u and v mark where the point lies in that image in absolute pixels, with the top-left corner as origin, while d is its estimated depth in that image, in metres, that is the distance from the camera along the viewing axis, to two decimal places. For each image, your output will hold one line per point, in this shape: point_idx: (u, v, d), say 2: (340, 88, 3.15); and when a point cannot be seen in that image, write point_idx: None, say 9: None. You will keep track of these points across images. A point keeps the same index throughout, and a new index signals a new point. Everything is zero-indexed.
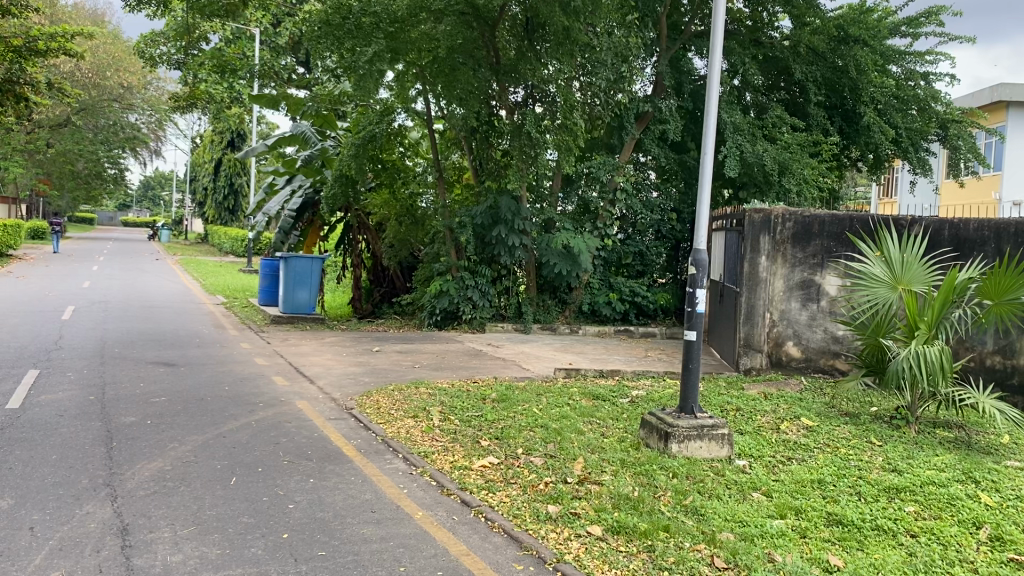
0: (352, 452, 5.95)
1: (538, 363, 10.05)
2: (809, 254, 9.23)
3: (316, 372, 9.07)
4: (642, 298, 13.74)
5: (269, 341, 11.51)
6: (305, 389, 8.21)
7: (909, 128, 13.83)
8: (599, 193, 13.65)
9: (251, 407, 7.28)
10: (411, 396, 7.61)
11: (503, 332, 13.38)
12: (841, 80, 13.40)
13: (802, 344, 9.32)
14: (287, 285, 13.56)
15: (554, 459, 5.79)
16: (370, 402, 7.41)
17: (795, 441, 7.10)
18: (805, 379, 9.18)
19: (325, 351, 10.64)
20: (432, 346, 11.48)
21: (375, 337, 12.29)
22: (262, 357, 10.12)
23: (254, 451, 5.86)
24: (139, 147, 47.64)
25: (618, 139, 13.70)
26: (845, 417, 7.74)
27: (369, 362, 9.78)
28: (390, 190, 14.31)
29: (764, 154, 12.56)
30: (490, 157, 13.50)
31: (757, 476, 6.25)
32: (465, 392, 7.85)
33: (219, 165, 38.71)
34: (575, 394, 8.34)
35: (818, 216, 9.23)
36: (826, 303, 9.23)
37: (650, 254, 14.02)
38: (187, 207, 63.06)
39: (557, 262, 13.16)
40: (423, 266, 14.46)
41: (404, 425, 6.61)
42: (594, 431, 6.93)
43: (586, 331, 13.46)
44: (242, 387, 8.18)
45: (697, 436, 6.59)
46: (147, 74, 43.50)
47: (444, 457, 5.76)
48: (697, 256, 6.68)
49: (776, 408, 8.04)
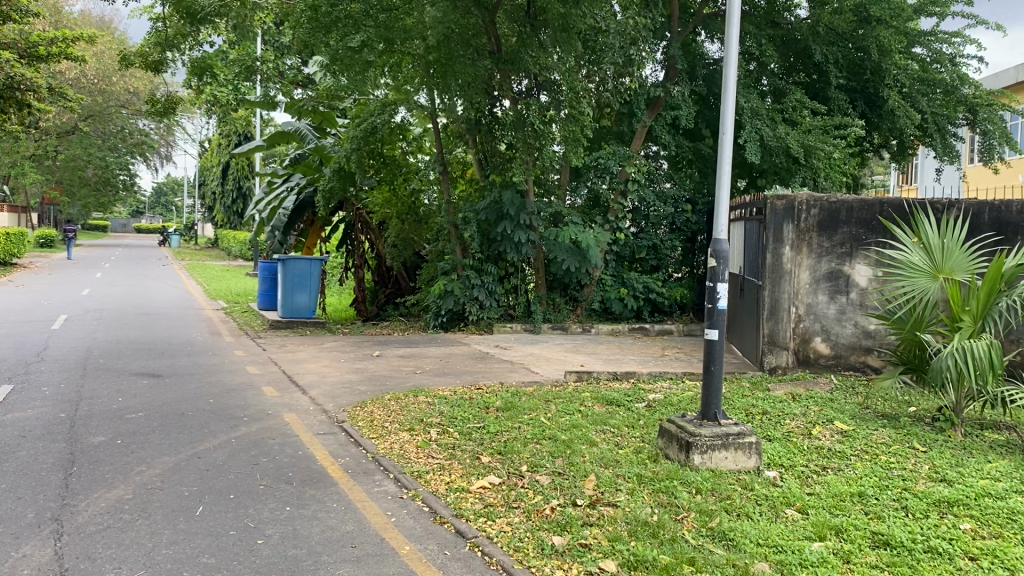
0: (338, 473, 5.35)
1: (548, 366, 9.42)
2: (837, 243, 8.58)
3: (310, 380, 8.48)
4: (656, 294, 13.05)
5: (266, 348, 10.94)
6: (296, 400, 7.62)
7: (935, 113, 13.06)
8: (609, 183, 13.04)
9: (234, 422, 6.71)
10: (408, 406, 7.00)
11: (513, 332, 12.75)
12: (864, 62, 12.61)
13: (831, 340, 8.69)
14: (286, 289, 12.99)
15: (563, 477, 5.17)
16: (364, 414, 6.81)
17: (829, 448, 6.47)
18: (835, 378, 8.54)
19: (323, 358, 10.05)
20: (436, 349, 10.87)
21: (377, 341, 11.71)
22: (255, 365, 9.55)
23: (229, 474, 5.27)
24: (148, 152, 47.30)
25: (627, 127, 13.06)
26: (882, 419, 7.09)
27: (368, 369, 9.19)
28: (391, 187, 13.77)
29: (786, 136, 11.98)
30: (494, 152, 12.87)
31: (789, 490, 5.64)
32: (467, 401, 7.23)
33: (227, 168, 38.19)
34: (586, 399, 7.72)
35: (845, 202, 8.59)
36: (856, 295, 8.61)
37: (665, 247, 13.27)
38: (199, 212, 62.71)
39: (566, 258, 12.56)
40: (429, 265, 13.90)
41: (398, 440, 6.01)
42: (608, 442, 6.30)
43: (598, 330, 12.79)
44: (228, 399, 7.60)
45: (721, 445, 5.98)
46: (155, 79, 43.17)
47: (439, 478, 5.14)
48: (717, 246, 6.10)
49: (807, 412, 7.39)
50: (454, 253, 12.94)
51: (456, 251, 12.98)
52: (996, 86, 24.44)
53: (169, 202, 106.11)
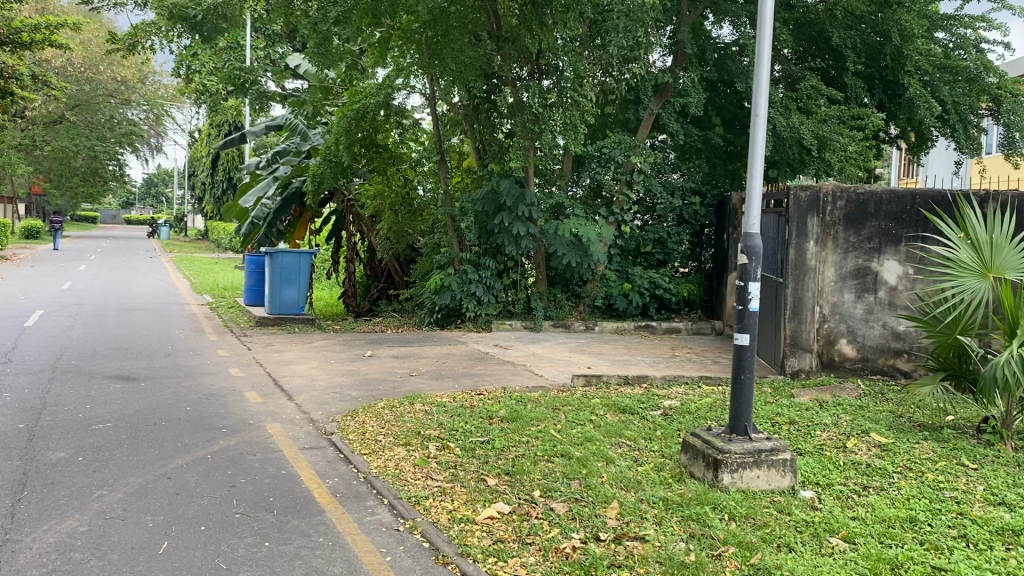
0: (325, 498, 4.72)
1: (553, 368, 8.81)
2: (864, 237, 7.99)
3: (297, 385, 7.84)
4: (663, 290, 12.35)
5: (251, 347, 10.28)
6: (280, 408, 6.98)
7: (957, 102, 12.52)
8: (614, 174, 12.36)
9: (211, 434, 6.06)
10: (403, 416, 6.38)
11: (512, 330, 12.13)
12: (883, 48, 12.03)
13: (857, 342, 8.10)
14: (273, 284, 12.34)
15: (580, 504, 4.56)
16: (355, 425, 6.18)
17: (869, 465, 5.86)
18: (862, 383, 7.95)
19: (311, 358, 9.42)
20: (433, 348, 10.23)
21: (369, 339, 11.08)
22: (238, 367, 8.91)
23: (201, 500, 4.64)
24: (137, 142, 46.44)
25: (634, 113, 12.27)
26: (921, 430, 6.49)
27: (359, 372, 8.56)
28: (384, 177, 13.03)
29: (799, 127, 11.38)
30: (493, 140, 12.26)
31: (830, 515, 5.05)
32: (469, 409, 6.61)
33: (217, 159, 37.40)
34: (597, 407, 7.10)
35: (874, 193, 7.98)
36: (885, 294, 8.03)
37: (671, 241, 12.60)
38: (187, 203, 61.58)
39: (566, 253, 11.88)
40: (423, 259, 13.26)
41: (393, 457, 5.39)
42: (626, 458, 5.72)
43: (602, 328, 12.16)
44: (207, 407, 6.96)
45: (753, 463, 5.39)
46: (143, 68, 42.31)
47: (441, 505, 4.52)
48: (748, 241, 5.52)
49: (838, 421, 6.80)
50: (451, 246, 12.41)
51: (452, 244, 12.40)
52: (1016, 72, 23.99)
53: (158, 193, 104.77)
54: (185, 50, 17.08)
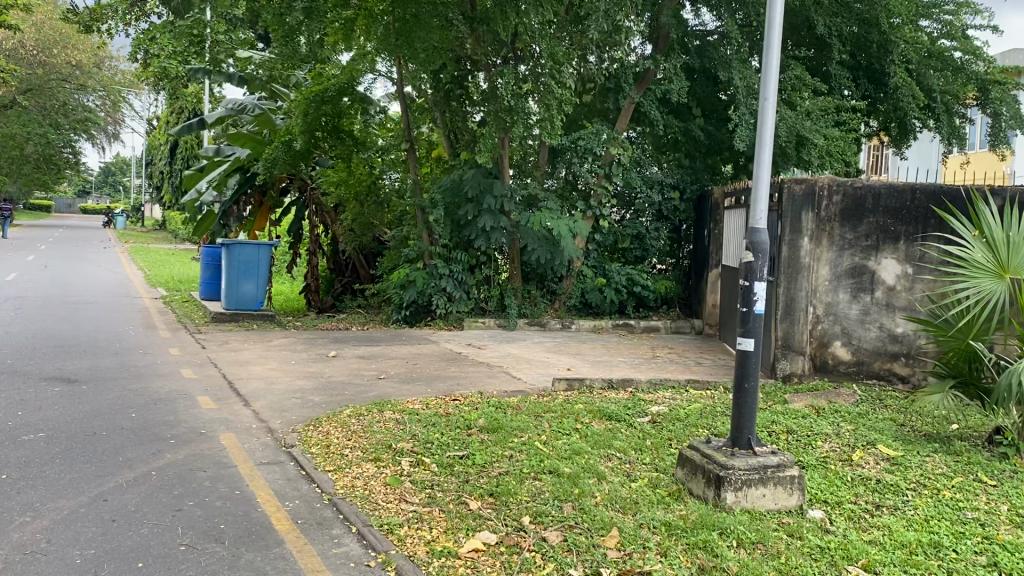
0: (285, 524, 4.16)
1: (531, 370, 8.27)
2: (861, 234, 7.56)
3: (255, 389, 7.20)
4: (641, 288, 11.84)
5: (205, 346, 9.60)
6: (236, 415, 6.36)
7: (944, 91, 12.36)
8: (590, 166, 11.76)
9: (157, 446, 5.42)
10: (372, 426, 5.80)
11: (485, 328, 11.54)
12: (868, 36, 11.61)
13: (852, 345, 7.67)
14: (230, 277, 11.64)
15: (576, 533, 4.04)
16: (319, 437, 5.59)
17: (880, 481, 5.41)
18: (858, 388, 7.53)
19: (271, 359, 8.77)
20: (401, 348, 9.62)
21: (333, 337, 10.46)
22: (191, 367, 8.23)
23: (141, 528, 4.03)
24: (93, 129, 44.96)
25: (613, 104, 11.81)
26: (929, 441, 6.06)
27: (322, 374, 7.94)
28: (347, 166, 12.36)
29: (779, 122, 10.93)
30: (464, 129, 11.74)
31: (846, 539, 4.57)
32: (444, 418, 6.05)
33: (176, 147, 36.16)
34: (581, 414, 6.59)
35: (873, 187, 7.52)
36: (882, 294, 7.58)
37: (650, 237, 12.06)
38: (145, 194, 59.98)
39: (538, 248, 11.35)
40: (391, 252, 12.62)
41: (362, 475, 4.83)
42: (618, 473, 5.21)
43: (579, 326, 11.63)
44: (154, 414, 6.31)
45: (758, 481, 4.90)
46: (99, 53, 40.90)
47: (418, 535, 3.98)
48: (754, 236, 5.04)
49: (840, 431, 6.35)
50: (420, 239, 11.86)
51: (422, 237, 11.83)
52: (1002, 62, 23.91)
53: (116, 182, 102.20)
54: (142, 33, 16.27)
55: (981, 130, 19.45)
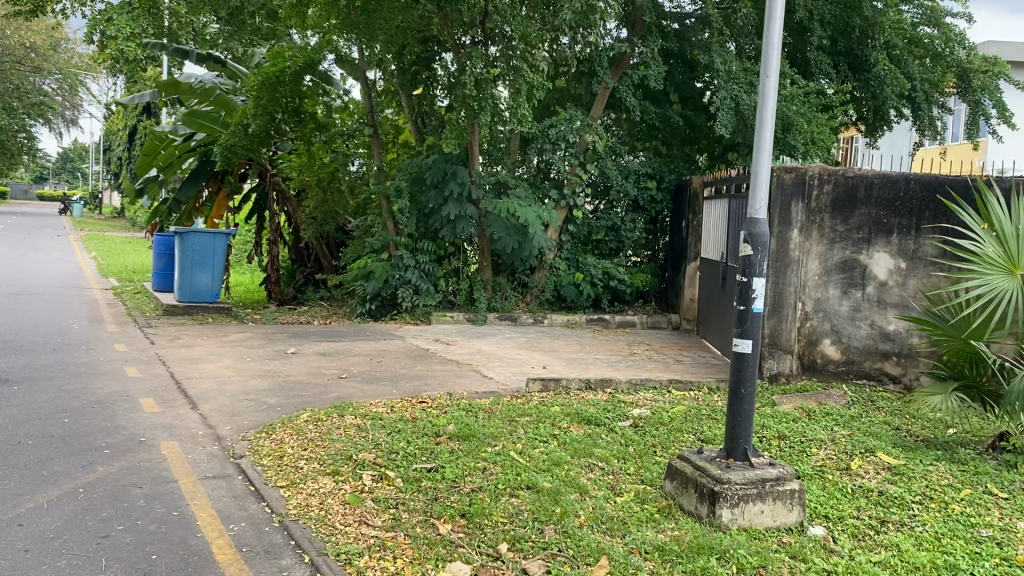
0: (226, 552, 3.64)
1: (502, 369, 7.79)
2: (852, 227, 7.17)
3: (204, 391, 6.62)
4: (617, 282, 11.38)
5: (154, 341, 8.98)
6: (181, 420, 5.79)
7: (924, 81, 11.95)
8: (564, 154, 11.21)
9: (88, 458, 4.86)
10: (331, 434, 5.26)
11: (453, 322, 11.01)
12: (851, 21, 11.17)
13: (842, 343, 7.28)
14: (183, 267, 11.00)
15: (559, 563, 3.57)
16: (271, 448, 5.04)
17: (883, 493, 5.00)
18: (848, 388, 7.15)
19: (225, 356, 8.17)
20: (365, 344, 9.06)
21: (292, 332, 9.87)
22: (137, 366, 7.62)
23: (57, 560, 3.49)
24: (49, 114, 43.55)
25: (586, 88, 11.28)
26: (931, 447, 5.68)
27: (278, 373, 7.37)
28: (308, 152, 11.75)
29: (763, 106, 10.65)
30: (431, 113, 11.20)
31: (852, 561, 4.15)
32: (410, 424, 5.54)
33: (135, 133, 35.01)
34: (558, 419, 6.12)
35: (865, 177, 7.13)
36: (873, 290, 7.22)
37: (625, 228, 11.61)
38: (104, 181, 58.41)
39: (506, 237, 10.80)
40: (354, 243, 12.01)
41: (318, 492, 4.31)
42: (602, 487, 4.74)
43: (552, 321, 11.15)
44: (89, 419, 5.72)
45: (756, 496, 4.45)
46: (56, 35, 39.56)
47: (380, 567, 3.48)
48: (753, 228, 4.59)
49: (835, 436, 5.94)
50: (385, 229, 11.31)
51: (387, 227, 11.27)
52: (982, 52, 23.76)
53: (75, 169, 99.74)
54: (97, 14, 15.49)
55: (960, 121, 19.25)
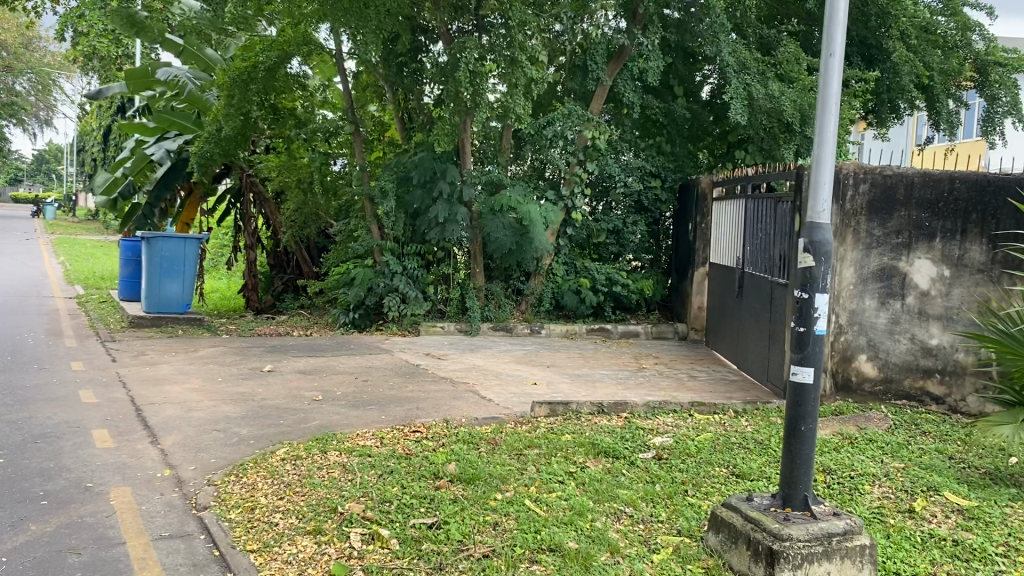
0: None
1: (502, 389, 7.03)
2: (890, 231, 6.45)
3: (169, 420, 5.80)
4: (620, 287, 10.67)
5: (116, 358, 8.13)
6: (138, 458, 4.99)
7: (941, 72, 11.24)
8: (562, 152, 10.40)
9: (21, 513, 4.05)
10: (311, 479, 4.48)
11: (444, 334, 10.24)
12: (867, 9, 10.56)
13: (879, 360, 6.58)
14: (150, 275, 10.15)
15: None
16: (241, 498, 4.25)
17: (959, 543, 4.26)
18: (888, 410, 6.44)
19: (194, 375, 7.33)
20: (348, 360, 8.26)
21: (270, 346, 9.04)
22: (93, 388, 6.78)
23: None
24: (21, 115, 42.25)
25: (581, 83, 10.46)
26: (999, 485, 4.99)
27: (254, 396, 6.57)
28: (288, 150, 10.95)
29: (782, 97, 9.92)
30: (419, 109, 10.47)
31: None
32: (404, 462, 4.77)
33: (110, 134, 33.80)
34: (572, 451, 5.35)
35: (905, 175, 6.42)
36: (914, 300, 6.52)
37: (627, 231, 10.87)
38: (78, 182, 56.99)
39: (503, 240, 10.05)
40: (338, 247, 11.17)
41: (295, 559, 3.55)
42: (634, 545, 3.99)
43: (550, 331, 10.39)
44: (29, 458, 4.89)
45: (823, 555, 3.68)
46: (26, 33, 38.33)
47: None
48: (815, 235, 3.88)
49: (887, 469, 5.22)
50: (370, 233, 10.51)
51: (371, 231, 10.48)
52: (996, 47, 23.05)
53: (51, 170, 97.95)
54: (68, 10, 14.61)
55: (968, 118, 18.62)
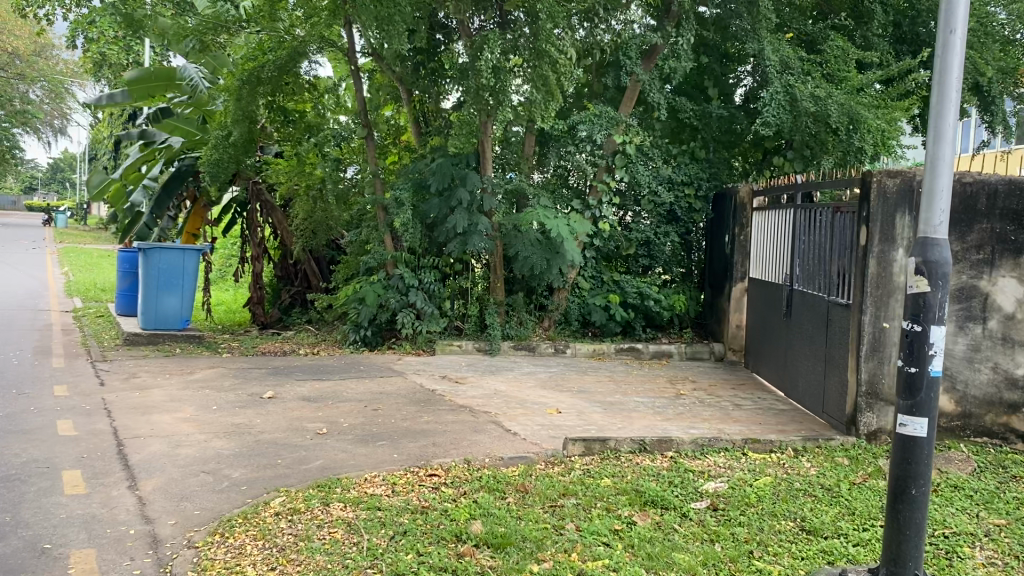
0: None
1: (528, 421, 6.27)
2: (969, 246, 5.72)
3: (152, 459, 5.07)
4: (653, 302, 9.91)
5: (104, 381, 7.43)
6: (111, 509, 4.27)
7: (997, 71, 10.48)
8: (588, 156, 9.69)
9: None
10: (308, 543, 3.74)
11: (462, 353, 9.50)
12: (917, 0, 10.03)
13: (958, 392, 5.83)
14: (146, 289, 9.46)
15: None
16: (223, 568, 3.51)
17: None
18: (969, 450, 5.68)
19: (187, 402, 6.61)
20: (358, 384, 7.52)
21: (273, 367, 8.32)
22: (72, 419, 6.06)
23: None
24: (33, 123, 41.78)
25: (615, 79, 9.77)
26: None
27: (251, 429, 5.84)
28: (298, 156, 10.26)
29: (827, 99, 9.13)
30: (438, 114, 9.87)
31: None
32: (421, 520, 4.03)
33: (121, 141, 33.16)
34: (614, 501, 4.59)
35: (986, 182, 5.66)
36: (997, 325, 5.75)
37: (658, 242, 10.16)
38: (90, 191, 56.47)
39: (531, 255, 9.31)
40: (349, 260, 10.51)
41: None
42: None
43: (575, 351, 9.66)
44: None
45: None
46: (39, 40, 37.87)
47: None
48: (929, 252, 3.21)
49: (985, 527, 4.45)
50: (383, 244, 9.83)
51: (384, 242, 9.78)
52: None
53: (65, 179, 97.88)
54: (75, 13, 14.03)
55: None
